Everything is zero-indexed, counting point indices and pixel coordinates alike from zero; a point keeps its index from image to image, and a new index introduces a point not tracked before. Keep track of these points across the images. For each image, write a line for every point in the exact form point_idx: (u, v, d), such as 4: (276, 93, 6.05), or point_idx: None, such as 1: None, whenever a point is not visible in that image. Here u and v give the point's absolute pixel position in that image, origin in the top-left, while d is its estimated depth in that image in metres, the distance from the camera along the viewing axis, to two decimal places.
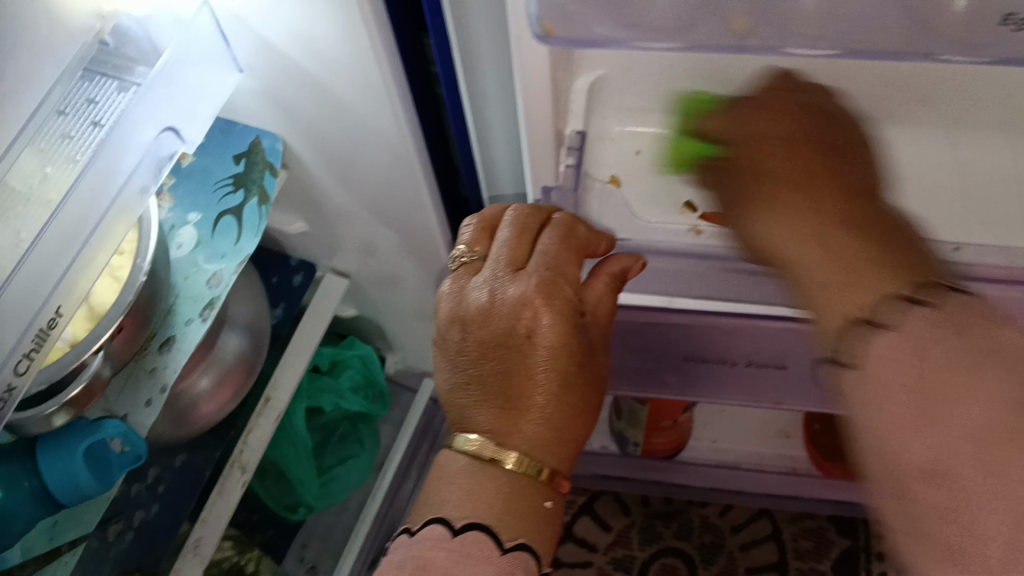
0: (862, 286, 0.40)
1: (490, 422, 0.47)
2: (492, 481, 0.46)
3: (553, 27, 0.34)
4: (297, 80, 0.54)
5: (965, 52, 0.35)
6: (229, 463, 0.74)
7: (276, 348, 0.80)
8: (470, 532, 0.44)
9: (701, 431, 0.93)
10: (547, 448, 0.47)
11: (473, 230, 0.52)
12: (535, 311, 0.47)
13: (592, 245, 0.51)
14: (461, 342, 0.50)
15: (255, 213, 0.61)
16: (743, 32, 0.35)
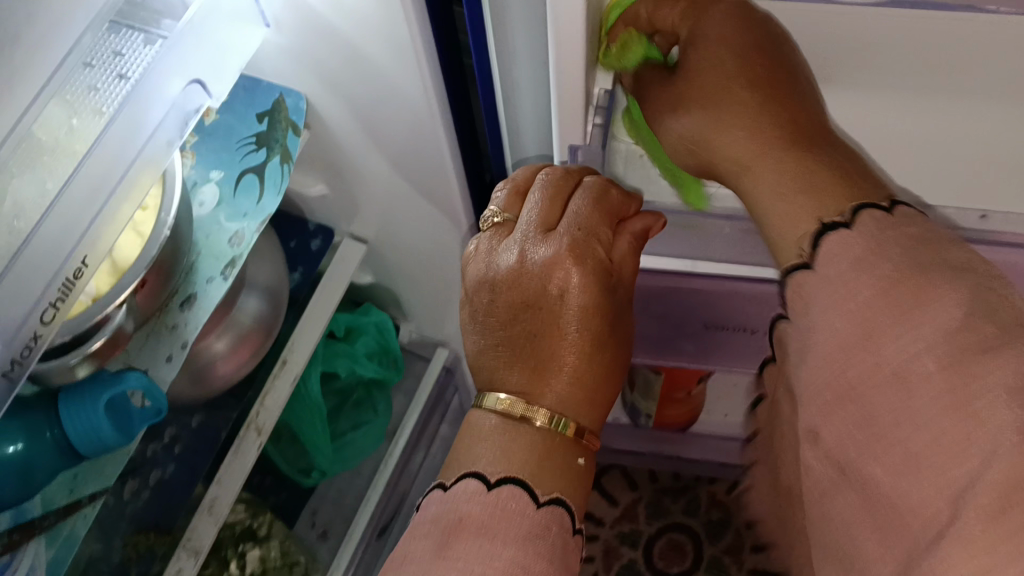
0: (826, 198, 0.44)
1: (522, 382, 0.48)
2: (524, 439, 0.46)
3: None
4: (323, 35, 0.54)
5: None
6: (245, 425, 0.74)
7: (293, 311, 0.80)
8: (506, 486, 0.44)
9: (714, 405, 0.93)
10: (579, 406, 0.48)
11: (505, 195, 0.52)
12: (565, 269, 0.48)
13: (624, 209, 0.50)
14: (489, 304, 0.51)
15: (278, 171, 0.61)
16: None
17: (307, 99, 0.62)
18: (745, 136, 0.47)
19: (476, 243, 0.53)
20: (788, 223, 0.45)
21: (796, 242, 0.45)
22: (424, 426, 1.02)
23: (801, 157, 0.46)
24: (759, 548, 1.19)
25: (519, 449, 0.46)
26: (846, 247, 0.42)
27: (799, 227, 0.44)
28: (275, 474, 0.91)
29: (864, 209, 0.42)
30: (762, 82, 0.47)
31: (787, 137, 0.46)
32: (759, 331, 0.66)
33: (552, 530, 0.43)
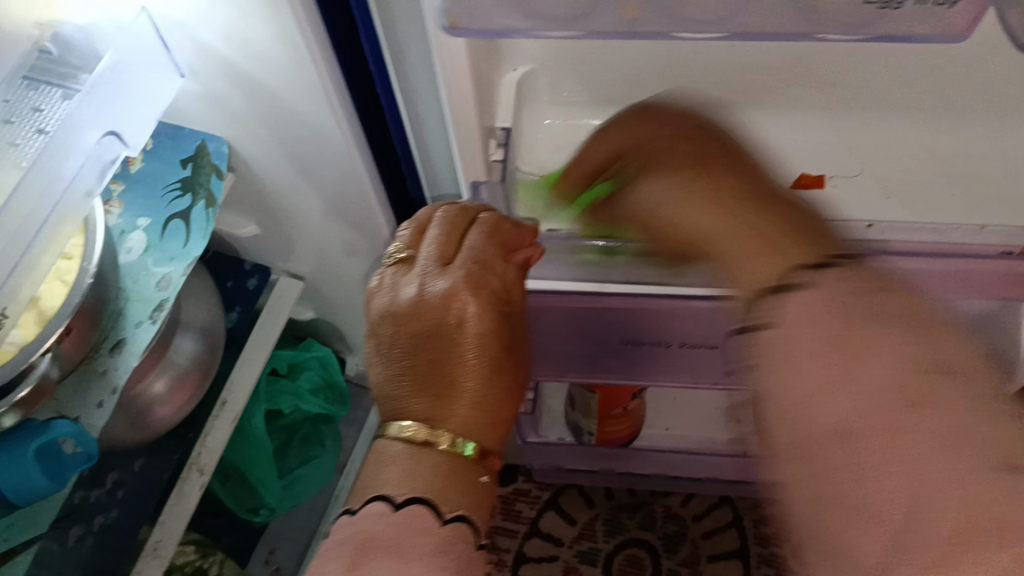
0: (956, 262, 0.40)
1: (424, 408, 0.48)
2: (432, 463, 0.47)
3: (459, 19, 0.35)
4: (238, 80, 0.55)
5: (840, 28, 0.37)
6: (187, 466, 0.75)
7: (231, 351, 0.80)
8: (411, 506, 0.45)
9: (655, 419, 0.94)
10: (479, 428, 0.49)
11: (409, 233, 0.54)
12: (465, 304, 0.49)
13: (518, 240, 0.54)
14: (392, 334, 0.51)
15: (204, 215, 0.63)
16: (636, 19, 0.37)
17: (228, 144, 0.65)
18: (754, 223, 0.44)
19: (379, 279, 0.53)
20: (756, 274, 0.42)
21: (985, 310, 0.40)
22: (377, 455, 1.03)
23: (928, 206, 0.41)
24: (715, 558, 1.20)
25: (425, 465, 0.47)
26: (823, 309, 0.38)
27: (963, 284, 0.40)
28: (226, 513, 0.91)
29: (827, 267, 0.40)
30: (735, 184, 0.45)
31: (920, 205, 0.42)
32: (673, 345, 0.67)
33: (457, 543, 0.45)
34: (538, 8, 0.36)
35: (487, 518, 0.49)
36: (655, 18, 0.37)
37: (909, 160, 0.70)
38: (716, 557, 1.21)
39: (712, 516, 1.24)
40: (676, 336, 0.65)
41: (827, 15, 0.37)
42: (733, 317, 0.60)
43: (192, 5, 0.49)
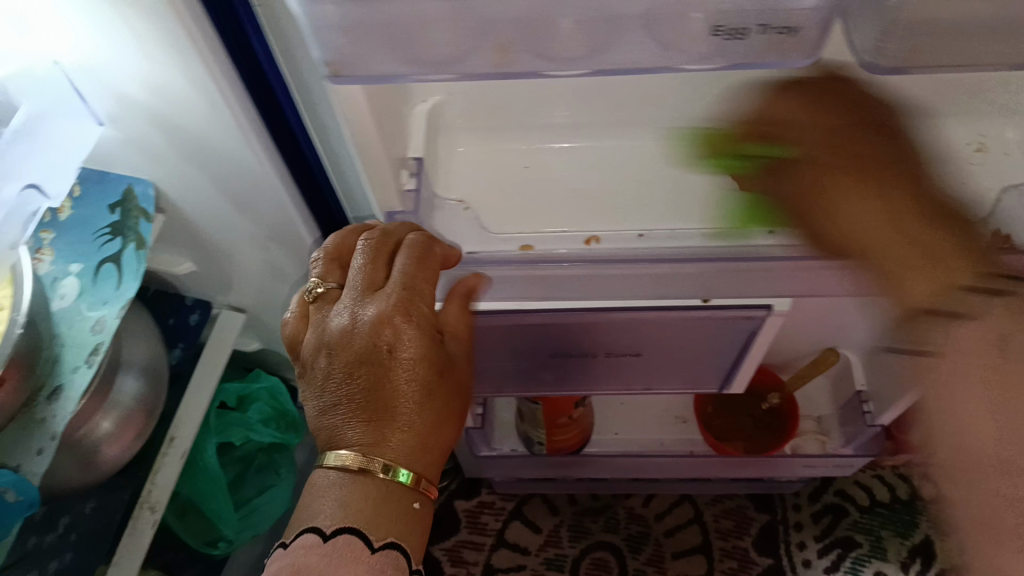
0: (916, 270, 0.45)
1: (360, 435, 0.48)
2: (363, 491, 0.48)
3: (337, 67, 0.39)
4: (155, 123, 0.56)
5: (706, 60, 0.40)
6: (138, 506, 0.75)
7: (176, 387, 0.82)
8: (341, 537, 0.46)
9: (606, 425, 0.96)
10: (415, 453, 0.50)
11: (323, 264, 0.55)
12: (396, 333, 0.49)
13: (448, 263, 0.54)
14: (327, 365, 0.50)
15: (135, 257, 0.64)
16: (504, 58, 0.39)
17: (155, 186, 0.66)
18: (908, 220, 0.46)
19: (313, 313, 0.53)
20: (920, 285, 0.45)
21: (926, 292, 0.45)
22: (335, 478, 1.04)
23: (881, 199, 0.46)
24: (679, 555, 1.22)
25: (354, 493, 0.48)
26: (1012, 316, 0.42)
27: (929, 285, 0.45)
28: (185, 548, 0.91)
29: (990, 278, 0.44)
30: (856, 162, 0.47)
31: (881, 195, 0.46)
32: (600, 354, 0.69)
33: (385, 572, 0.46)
34: (417, 54, 0.38)
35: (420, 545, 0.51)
36: (522, 57, 0.39)
37: None
38: (681, 554, 1.22)
39: (674, 514, 1.26)
40: (603, 346, 0.67)
41: (684, 48, 0.39)
42: (655, 324, 0.62)
43: (105, 56, 0.50)
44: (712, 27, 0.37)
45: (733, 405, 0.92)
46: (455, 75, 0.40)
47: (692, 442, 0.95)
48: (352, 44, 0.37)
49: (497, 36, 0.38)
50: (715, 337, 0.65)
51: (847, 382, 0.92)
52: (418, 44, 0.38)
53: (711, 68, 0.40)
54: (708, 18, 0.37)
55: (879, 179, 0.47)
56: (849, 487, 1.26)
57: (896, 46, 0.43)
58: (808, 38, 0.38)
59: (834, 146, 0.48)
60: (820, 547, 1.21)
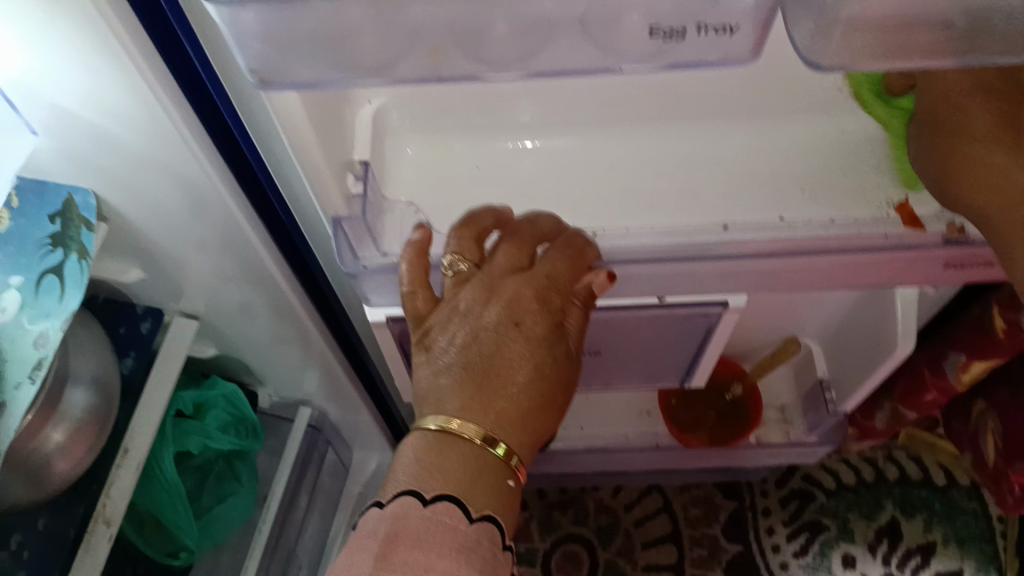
0: (1017, 245, 0.51)
1: (462, 402, 0.48)
2: (461, 456, 0.47)
3: (266, 75, 0.39)
4: (95, 137, 0.53)
5: (638, 60, 0.41)
6: (92, 519, 0.74)
7: (127, 400, 0.78)
8: (441, 502, 0.44)
9: (571, 420, 0.95)
10: (514, 432, 0.49)
11: (464, 239, 0.53)
12: (533, 315, 0.52)
13: (581, 259, 0.54)
14: (446, 336, 0.51)
15: (78, 267, 0.62)
16: (439, 62, 0.40)
17: (97, 194, 0.62)
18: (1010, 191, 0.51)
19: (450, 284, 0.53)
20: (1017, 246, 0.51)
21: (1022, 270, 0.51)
22: (299, 482, 1.02)
23: (1023, 165, 0.50)
24: (648, 545, 1.22)
25: (454, 456, 0.47)
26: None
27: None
28: None
29: None
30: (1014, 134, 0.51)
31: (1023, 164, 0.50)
32: None
33: (483, 544, 0.44)
34: (351, 57, 0.39)
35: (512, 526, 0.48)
36: (457, 61, 0.40)
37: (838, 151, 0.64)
38: (649, 544, 1.23)
39: (642, 504, 1.26)
40: None
41: (618, 45, 0.40)
42: (608, 323, 0.63)
43: (37, 68, 0.47)
44: (649, 27, 0.39)
45: (695, 400, 0.93)
46: (389, 82, 0.41)
47: (658, 434, 0.94)
48: (280, 51, 0.38)
49: (432, 40, 0.39)
50: (670, 332, 0.65)
51: (808, 369, 0.92)
52: (355, 50, 0.39)
53: (646, 69, 0.41)
54: (643, 17, 0.38)
55: (1013, 147, 0.51)
56: (816, 472, 1.25)
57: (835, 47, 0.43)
58: (739, 40, 0.40)
59: (1001, 121, 0.51)
60: (788, 532, 1.21)
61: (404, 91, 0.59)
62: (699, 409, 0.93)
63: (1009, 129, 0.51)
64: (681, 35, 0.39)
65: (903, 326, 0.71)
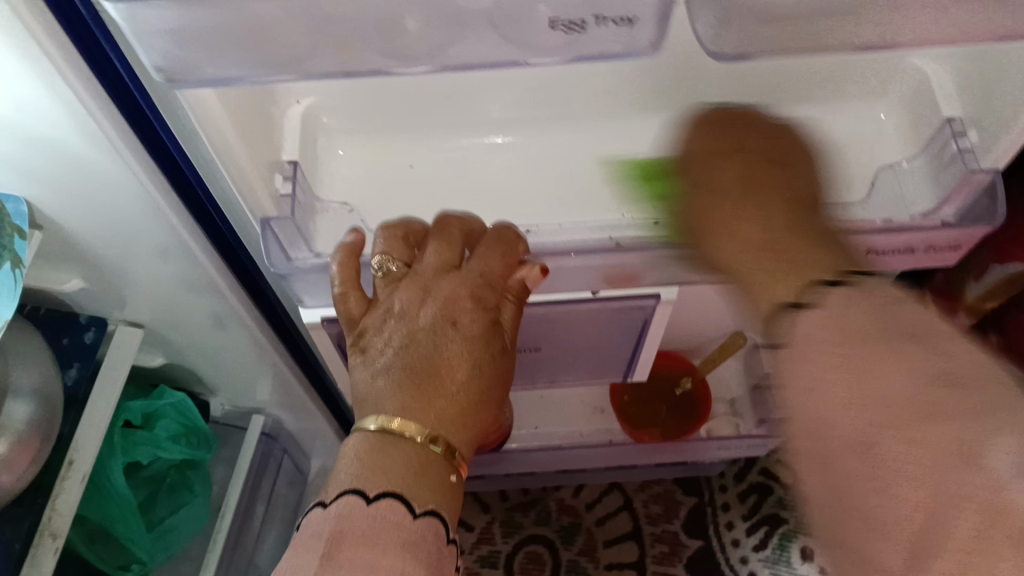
0: (775, 282, 0.47)
1: (404, 402, 0.48)
2: (401, 454, 0.47)
3: (175, 72, 0.40)
4: (22, 142, 0.53)
5: (546, 53, 0.42)
6: (38, 533, 0.73)
7: (72, 411, 0.78)
8: (385, 500, 0.45)
9: (524, 419, 0.96)
10: (455, 427, 0.50)
11: (393, 240, 0.54)
12: (469, 313, 0.52)
13: (511, 255, 0.54)
14: (382, 340, 0.51)
15: (11, 277, 0.61)
16: (347, 54, 0.41)
17: (29, 202, 0.62)
18: (756, 232, 0.48)
19: (382, 290, 0.54)
20: (767, 292, 0.47)
21: (775, 299, 0.47)
22: (254, 491, 1.01)
23: (780, 213, 0.48)
24: (610, 543, 1.23)
25: (397, 454, 0.47)
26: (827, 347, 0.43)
27: (783, 286, 0.46)
28: None
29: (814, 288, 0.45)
30: (748, 186, 0.49)
31: (771, 209, 0.48)
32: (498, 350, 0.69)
33: (425, 540, 0.44)
34: (260, 51, 0.40)
35: (454, 517, 0.49)
36: (366, 56, 0.42)
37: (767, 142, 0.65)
38: (611, 542, 1.23)
39: (603, 503, 1.26)
40: None
41: (525, 37, 0.41)
42: (547, 319, 0.64)
43: None
44: (550, 19, 0.40)
45: (648, 394, 0.93)
46: (301, 75, 0.42)
47: (611, 431, 0.95)
48: (187, 49, 0.39)
49: (339, 33, 0.40)
50: (610, 328, 0.66)
51: (756, 361, 0.94)
52: (265, 49, 0.40)
53: (554, 61, 0.43)
54: (547, 9, 0.40)
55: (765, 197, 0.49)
56: (772, 466, 1.27)
57: (735, 34, 0.45)
58: (641, 30, 0.41)
59: (746, 176, 0.50)
60: (747, 526, 1.22)
61: (335, 92, 0.59)
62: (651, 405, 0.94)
63: (757, 190, 0.49)
64: (580, 27, 0.41)
65: None
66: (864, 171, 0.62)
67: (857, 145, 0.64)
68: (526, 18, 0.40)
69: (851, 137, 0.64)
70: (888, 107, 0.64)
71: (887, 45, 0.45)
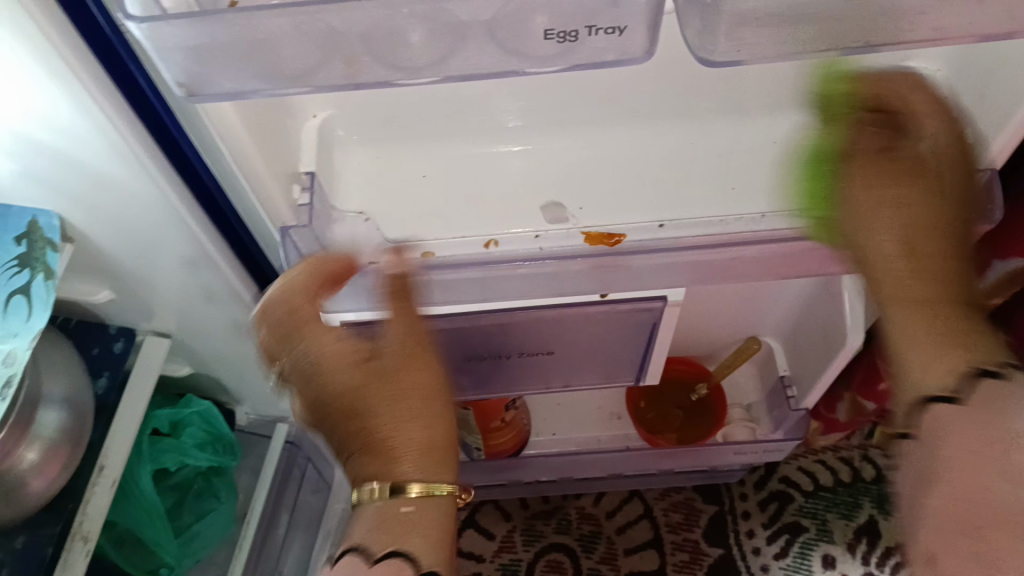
0: (941, 348, 0.49)
1: (371, 472, 0.53)
2: (399, 514, 0.52)
3: (193, 86, 0.42)
4: (53, 159, 0.56)
5: (546, 61, 0.44)
6: (70, 537, 0.75)
7: (102, 418, 0.80)
8: (392, 560, 0.50)
9: (542, 426, 0.98)
10: (431, 460, 0.54)
11: (302, 281, 0.55)
12: (360, 363, 0.54)
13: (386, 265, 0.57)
14: (329, 404, 0.55)
15: (44, 288, 0.63)
16: (353, 69, 0.43)
17: (60, 216, 0.64)
18: (929, 286, 0.50)
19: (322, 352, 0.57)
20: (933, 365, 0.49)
21: (944, 378, 0.48)
22: (279, 499, 1.03)
23: (927, 267, 0.50)
24: (631, 552, 1.23)
25: (423, 526, 0.53)
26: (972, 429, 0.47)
27: (943, 368, 0.48)
28: None
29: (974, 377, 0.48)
30: (929, 232, 0.51)
31: (910, 233, 0.51)
32: (513, 354, 0.70)
33: None
34: (273, 66, 0.43)
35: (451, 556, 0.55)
36: (372, 68, 0.44)
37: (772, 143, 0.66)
38: (632, 550, 1.23)
39: (624, 511, 1.26)
40: (516, 345, 0.69)
41: (524, 47, 0.43)
42: (557, 321, 0.65)
43: None
44: (546, 29, 0.42)
45: (662, 398, 0.96)
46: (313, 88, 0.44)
47: (628, 436, 0.96)
48: (203, 64, 0.42)
49: (347, 48, 0.42)
50: (620, 330, 0.68)
51: (771, 365, 0.94)
52: (274, 61, 0.42)
53: (551, 69, 0.45)
54: (542, 20, 0.42)
55: (939, 255, 0.50)
56: (792, 473, 1.27)
57: (725, 41, 0.46)
58: (632, 37, 0.43)
59: (907, 236, 0.50)
60: (768, 534, 1.22)
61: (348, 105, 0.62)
62: (665, 409, 0.95)
63: (928, 223, 0.51)
64: (574, 35, 0.43)
65: (851, 316, 0.73)
66: None
67: None
68: (524, 29, 0.42)
69: None
70: None
71: (871, 46, 0.47)
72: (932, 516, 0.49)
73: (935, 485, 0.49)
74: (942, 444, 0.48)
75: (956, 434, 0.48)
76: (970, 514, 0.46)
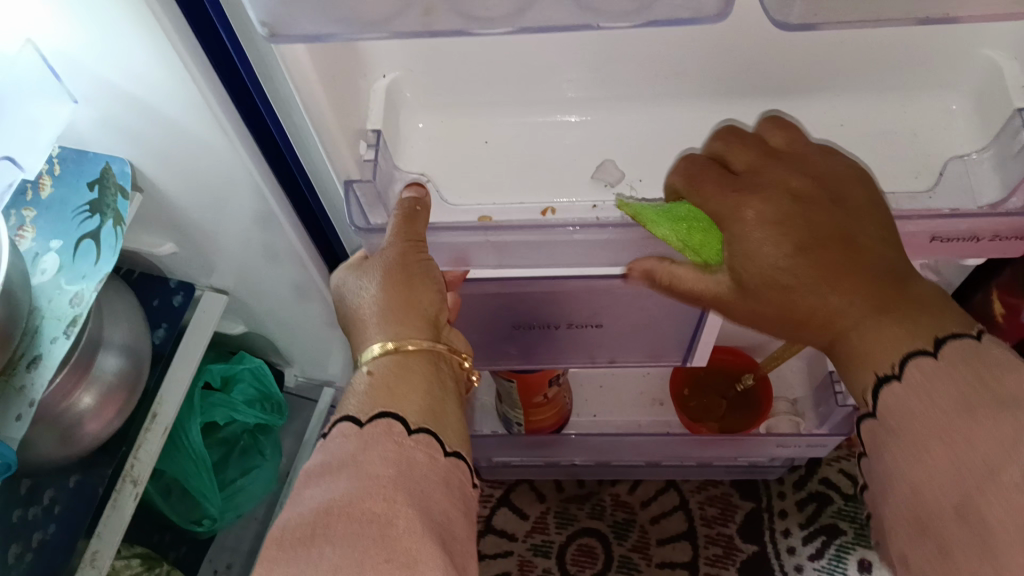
0: (876, 353, 0.47)
1: (384, 333, 0.52)
2: (404, 377, 0.49)
3: (276, 27, 0.44)
4: (132, 107, 0.57)
5: (618, 19, 0.45)
6: (121, 479, 0.78)
7: (159, 367, 0.82)
8: (381, 419, 0.46)
9: (583, 407, 0.98)
10: (426, 359, 0.51)
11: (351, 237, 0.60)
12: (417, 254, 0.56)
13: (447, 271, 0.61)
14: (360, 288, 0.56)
15: (113, 234, 0.65)
16: (430, 15, 0.45)
17: (133, 164, 0.66)
18: (825, 318, 0.48)
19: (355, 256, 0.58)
20: (867, 369, 0.47)
21: (863, 395, 0.48)
22: None
23: (820, 300, 0.47)
24: (664, 541, 1.23)
25: (412, 382, 0.49)
26: (928, 373, 0.44)
27: (867, 374, 0.47)
28: (173, 527, 0.93)
29: (910, 356, 0.45)
30: (812, 261, 0.47)
31: (810, 277, 0.47)
32: (561, 326, 0.71)
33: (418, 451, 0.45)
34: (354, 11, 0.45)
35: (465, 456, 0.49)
36: (448, 18, 0.46)
37: (837, 128, 0.66)
38: (665, 540, 1.23)
39: (659, 501, 1.26)
40: (565, 317, 0.70)
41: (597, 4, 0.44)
42: (608, 293, 0.65)
43: (79, 39, 0.51)
44: None
45: (705, 386, 0.95)
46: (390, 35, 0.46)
47: (668, 422, 0.96)
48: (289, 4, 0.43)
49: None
50: (670, 307, 0.68)
51: (820, 361, 0.94)
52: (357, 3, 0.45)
53: (626, 25, 0.45)
54: None
55: (847, 273, 0.47)
56: (832, 475, 1.26)
57: (801, 4, 0.47)
58: None
59: (819, 268, 0.47)
60: (804, 534, 1.21)
61: (416, 67, 0.63)
62: (709, 399, 0.95)
63: (804, 247, 0.47)
64: None
65: None
66: (931, 163, 0.63)
67: (926, 135, 0.64)
68: None
69: (920, 127, 0.64)
70: (959, 99, 0.64)
71: (950, 19, 0.46)
72: (899, 511, 0.45)
73: (910, 457, 0.44)
74: (909, 415, 0.44)
75: (920, 419, 0.43)
76: (919, 510, 0.43)
